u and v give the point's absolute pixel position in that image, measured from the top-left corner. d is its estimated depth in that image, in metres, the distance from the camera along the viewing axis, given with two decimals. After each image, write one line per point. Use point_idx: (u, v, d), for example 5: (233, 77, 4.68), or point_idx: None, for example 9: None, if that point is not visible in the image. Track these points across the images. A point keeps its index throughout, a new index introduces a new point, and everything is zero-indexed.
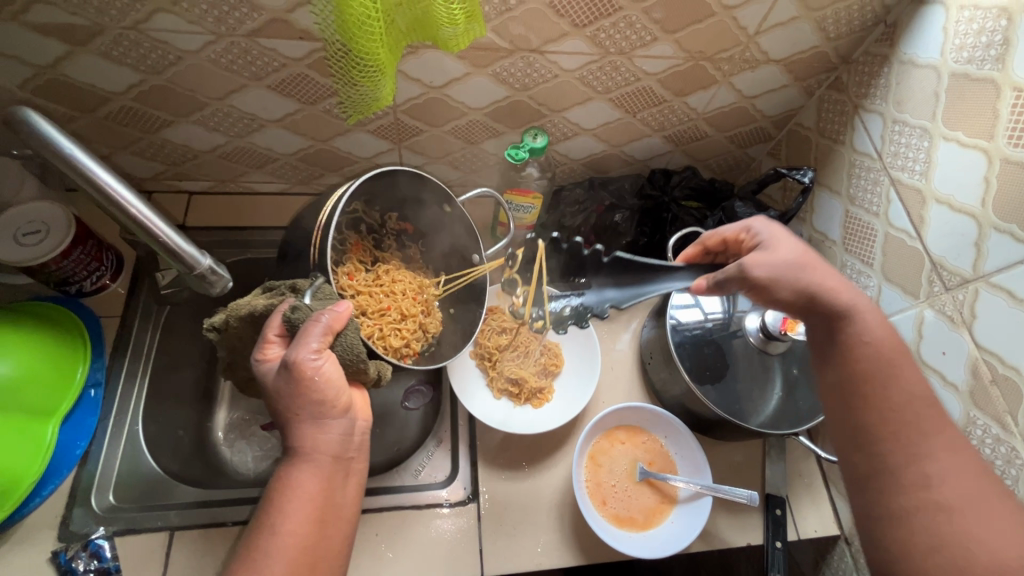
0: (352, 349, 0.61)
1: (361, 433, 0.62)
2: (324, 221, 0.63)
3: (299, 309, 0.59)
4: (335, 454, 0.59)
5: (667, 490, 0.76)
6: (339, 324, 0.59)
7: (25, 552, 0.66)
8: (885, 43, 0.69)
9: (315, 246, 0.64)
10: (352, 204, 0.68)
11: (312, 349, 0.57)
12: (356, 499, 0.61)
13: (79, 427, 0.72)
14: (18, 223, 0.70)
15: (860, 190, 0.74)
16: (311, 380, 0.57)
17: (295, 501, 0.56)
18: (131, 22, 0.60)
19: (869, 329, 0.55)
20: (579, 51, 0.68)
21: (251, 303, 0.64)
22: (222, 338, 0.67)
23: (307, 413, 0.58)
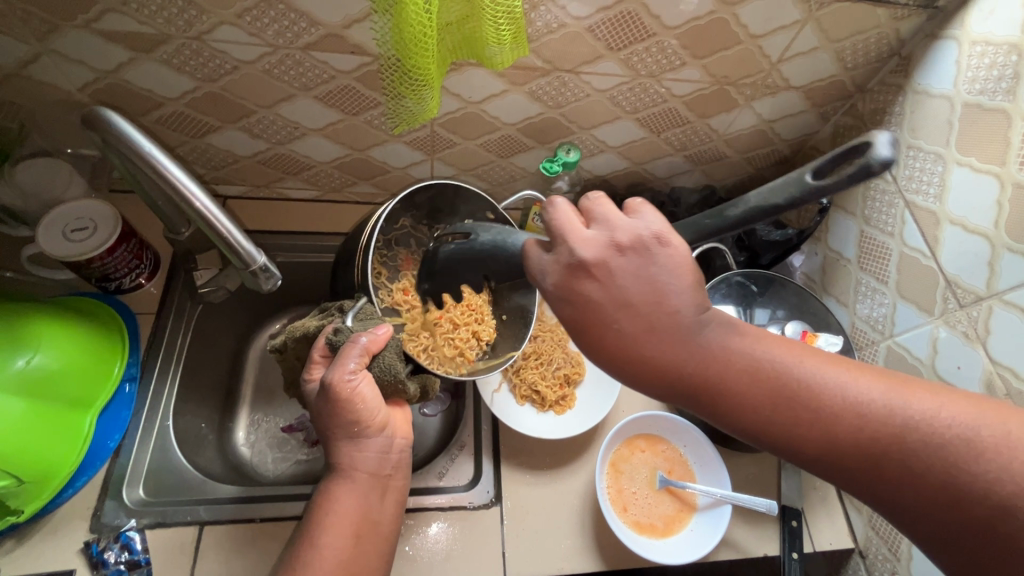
0: (390, 370, 0.61)
1: (399, 450, 0.65)
2: (364, 241, 0.64)
3: (341, 332, 0.62)
4: (372, 471, 0.62)
5: (686, 498, 0.78)
6: (377, 346, 0.60)
7: (57, 541, 0.67)
8: (900, 74, 0.73)
9: (358, 265, 0.64)
10: (400, 219, 0.70)
11: (350, 369, 0.59)
12: (396, 515, 0.63)
13: (113, 421, 0.74)
14: (66, 218, 0.72)
15: (875, 212, 0.77)
16: (348, 400, 0.60)
17: (333, 512, 0.59)
18: (195, 33, 0.63)
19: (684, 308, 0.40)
20: (611, 73, 0.72)
21: (304, 324, 0.67)
22: (283, 358, 0.71)
23: (343, 433, 0.61)
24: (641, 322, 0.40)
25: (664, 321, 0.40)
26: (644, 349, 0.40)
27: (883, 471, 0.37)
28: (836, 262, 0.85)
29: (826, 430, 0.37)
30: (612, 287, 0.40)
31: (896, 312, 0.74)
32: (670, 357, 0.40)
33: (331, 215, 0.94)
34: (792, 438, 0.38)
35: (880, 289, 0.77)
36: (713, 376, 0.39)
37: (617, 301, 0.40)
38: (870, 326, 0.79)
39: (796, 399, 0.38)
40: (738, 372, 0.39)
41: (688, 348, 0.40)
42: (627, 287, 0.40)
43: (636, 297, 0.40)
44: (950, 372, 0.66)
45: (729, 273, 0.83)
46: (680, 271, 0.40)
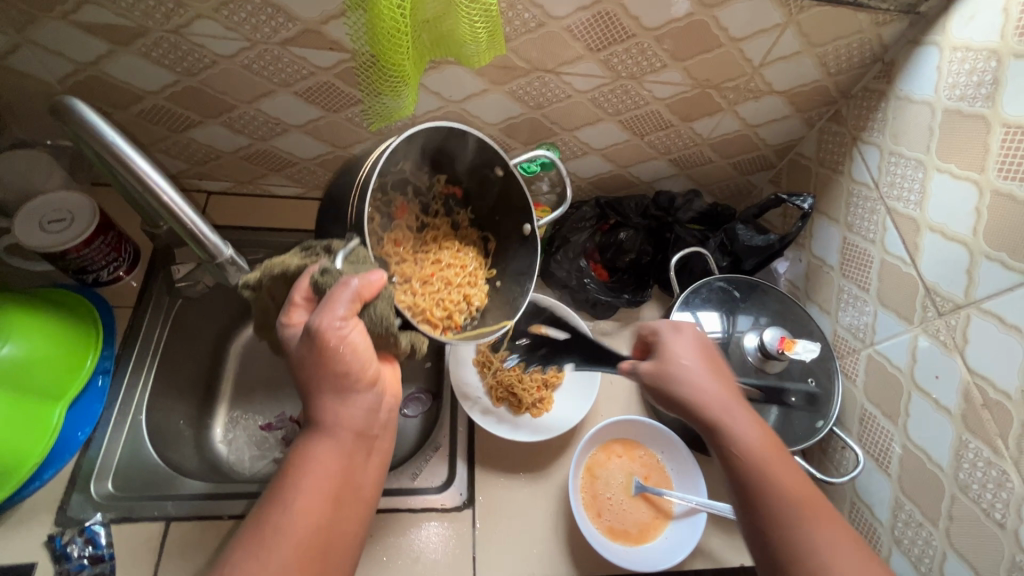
0: (382, 321, 0.58)
1: (387, 410, 0.60)
2: (364, 176, 0.60)
3: (328, 273, 0.56)
4: (358, 431, 0.57)
5: (662, 505, 0.77)
6: (370, 292, 0.56)
7: (21, 533, 0.66)
8: (882, 80, 0.72)
9: (353, 202, 0.60)
10: (402, 163, 0.66)
11: (340, 315, 0.54)
12: (377, 481, 0.59)
13: (83, 414, 0.73)
14: (43, 210, 0.72)
15: (857, 218, 0.76)
16: (336, 348, 0.54)
17: (312, 476, 0.54)
18: (173, 26, 0.63)
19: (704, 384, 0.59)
20: (592, 74, 0.72)
21: (284, 261, 0.62)
22: (255, 298, 0.65)
23: (328, 385, 0.55)
24: (688, 375, 0.59)
25: (698, 383, 0.59)
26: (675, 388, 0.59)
27: (778, 546, 0.52)
28: (819, 269, 0.84)
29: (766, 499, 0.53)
30: (701, 347, 0.62)
31: (877, 320, 0.73)
32: (687, 404, 0.58)
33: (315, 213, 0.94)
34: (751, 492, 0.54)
35: (862, 297, 0.76)
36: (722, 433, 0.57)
37: (701, 354, 0.61)
38: (852, 334, 0.77)
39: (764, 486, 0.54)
40: (738, 444, 0.56)
41: (711, 407, 0.57)
42: (695, 352, 0.61)
43: (690, 359, 0.60)
44: (929, 381, 0.65)
45: (711, 277, 0.81)
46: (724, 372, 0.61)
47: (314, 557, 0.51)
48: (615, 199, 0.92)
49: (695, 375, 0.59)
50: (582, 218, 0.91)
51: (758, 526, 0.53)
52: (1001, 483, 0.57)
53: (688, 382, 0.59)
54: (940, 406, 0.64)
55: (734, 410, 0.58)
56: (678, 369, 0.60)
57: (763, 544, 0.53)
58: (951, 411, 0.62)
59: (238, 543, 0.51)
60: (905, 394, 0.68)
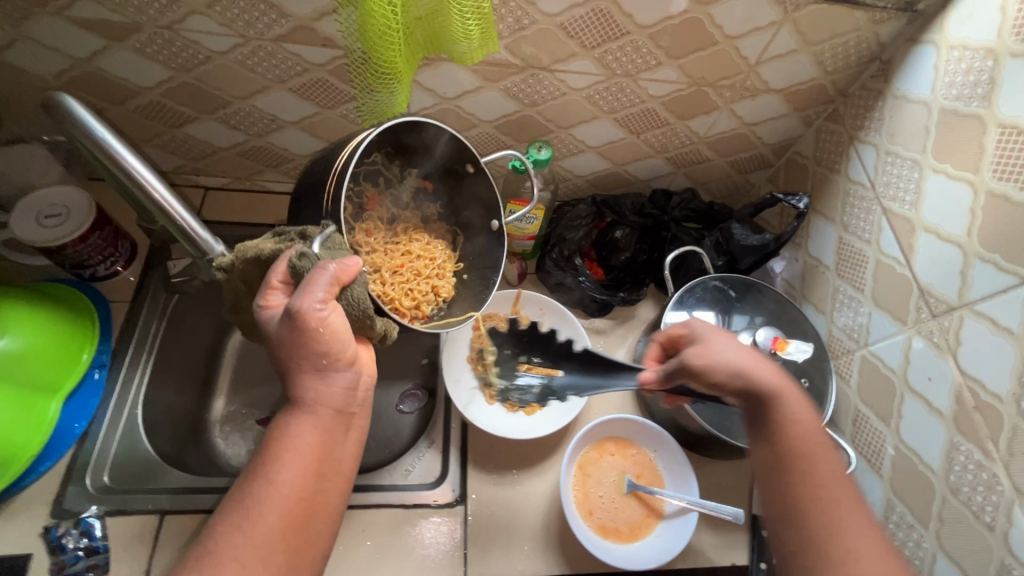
0: (360, 304, 0.58)
1: (365, 388, 0.60)
2: (340, 164, 0.60)
3: (306, 257, 0.55)
4: (337, 407, 0.57)
5: (654, 504, 0.77)
6: (347, 276, 0.56)
7: (17, 525, 0.67)
8: (880, 79, 0.72)
9: (329, 190, 0.60)
10: (372, 155, 0.67)
11: (319, 298, 0.53)
12: (355, 454, 0.59)
13: (80, 408, 0.74)
14: (40, 205, 0.73)
15: (853, 218, 0.76)
16: (316, 332, 0.54)
17: (291, 450, 0.54)
18: (166, 22, 0.64)
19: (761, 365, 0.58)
20: (586, 71, 0.72)
21: (257, 246, 0.59)
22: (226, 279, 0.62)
23: (310, 364, 0.56)
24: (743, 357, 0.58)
25: (753, 365, 0.58)
26: (729, 369, 0.58)
27: (811, 525, 0.51)
28: (816, 269, 0.83)
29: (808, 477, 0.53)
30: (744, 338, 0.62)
31: (872, 321, 0.73)
32: (742, 382, 0.57)
33: None
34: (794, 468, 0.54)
35: (857, 298, 0.75)
36: (774, 412, 0.56)
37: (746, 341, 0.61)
38: (846, 335, 0.77)
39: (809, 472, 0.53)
40: (790, 422, 0.55)
41: (765, 389, 0.57)
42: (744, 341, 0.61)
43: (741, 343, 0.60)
44: (922, 383, 0.65)
45: (707, 277, 0.80)
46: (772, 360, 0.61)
47: (295, 525, 0.52)
48: (611, 197, 0.91)
49: (750, 356, 0.58)
50: (577, 216, 0.90)
51: (797, 512, 0.52)
52: (990, 486, 0.57)
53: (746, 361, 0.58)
54: (932, 408, 0.63)
55: (786, 395, 0.57)
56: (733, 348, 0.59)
57: (793, 525, 0.52)
58: (943, 413, 0.62)
59: (220, 516, 0.51)
60: (898, 395, 0.68)
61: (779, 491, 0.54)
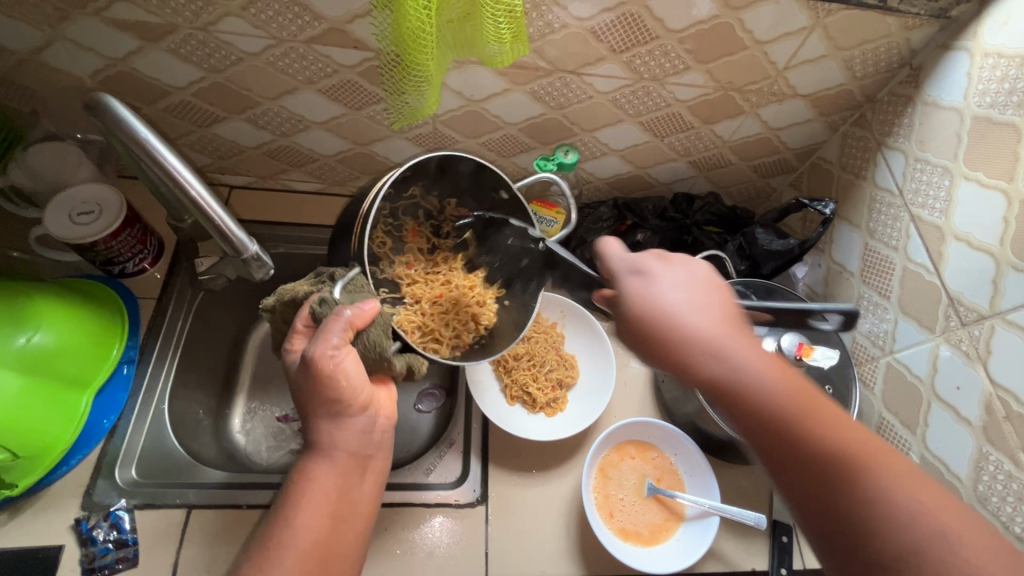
0: (375, 346, 0.61)
1: (382, 430, 0.62)
2: (364, 210, 0.63)
3: (326, 303, 0.59)
4: (352, 450, 0.59)
5: (674, 507, 0.77)
6: (361, 321, 0.58)
7: (49, 517, 0.68)
8: (909, 85, 0.71)
9: (354, 236, 0.64)
10: (410, 187, 0.68)
11: (334, 343, 0.56)
12: (374, 498, 0.60)
13: (109, 403, 0.75)
14: (73, 202, 0.74)
15: (879, 225, 0.76)
16: (331, 375, 0.56)
17: (309, 496, 0.55)
18: (201, 23, 0.64)
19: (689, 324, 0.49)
20: (614, 75, 0.72)
21: (294, 288, 0.66)
22: (273, 321, 0.69)
23: (323, 411, 0.58)
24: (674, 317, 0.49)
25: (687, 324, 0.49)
26: (662, 331, 0.49)
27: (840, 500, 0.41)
28: (839, 275, 0.83)
29: (827, 474, 0.42)
30: (673, 280, 0.52)
31: (898, 328, 0.72)
32: (677, 345, 0.49)
33: (334, 209, 0.95)
34: (797, 468, 0.43)
35: (882, 304, 0.75)
36: (736, 383, 0.46)
37: (673, 287, 0.51)
38: (871, 341, 0.77)
39: (801, 450, 0.43)
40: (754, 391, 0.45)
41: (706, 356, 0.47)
42: (677, 289, 0.51)
43: (670, 296, 0.51)
44: (950, 392, 0.64)
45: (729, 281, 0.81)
46: (712, 307, 0.50)
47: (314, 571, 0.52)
48: (633, 200, 0.91)
49: (673, 318, 0.49)
50: (599, 219, 0.90)
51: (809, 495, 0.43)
52: (1022, 496, 0.57)
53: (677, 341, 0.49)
54: (960, 418, 0.63)
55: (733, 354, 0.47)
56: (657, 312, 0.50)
57: (812, 511, 0.43)
58: (972, 423, 0.62)
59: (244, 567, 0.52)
60: (924, 403, 0.68)
61: (782, 473, 0.44)
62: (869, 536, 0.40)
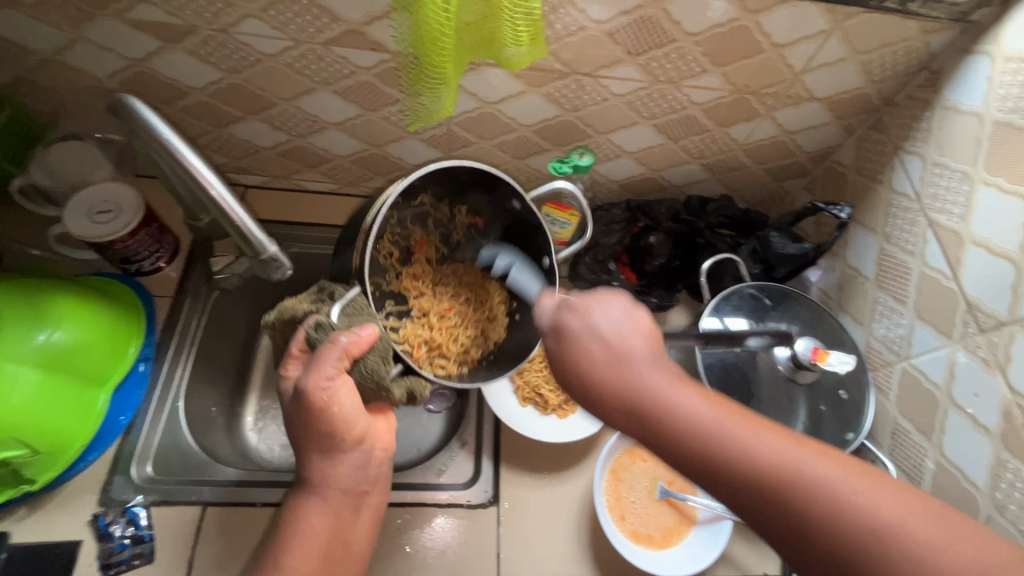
0: (373, 374, 0.60)
1: (377, 464, 0.63)
2: (369, 222, 0.62)
3: (321, 328, 0.59)
4: (346, 489, 0.61)
5: (686, 510, 0.77)
6: (357, 349, 0.57)
7: (67, 513, 0.69)
8: (928, 89, 0.71)
9: (358, 248, 0.63)
10: (419, 195, 0.69)
11: (327, 374, 0.56)
12: (368, 534, 0.62)
13: (125, 400, 0.76)
14: (92, 201, 0.75)
15: (896, 229, 0.75)
16: (324, 406, 0.57)
17: (301, 537, 0.58)
18: (221, 25, 0.65)
19: (608, 369, 0.47)
20: (630, 78, 0.72)
21: (293, 306, 0.63)
22: (274, 335, 0.68)
23: (318, 448, 0.59)
24: (591, 368, 0.47)
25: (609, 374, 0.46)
26: (585, 384, 0.47)
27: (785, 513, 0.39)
28: (854, 279, 0.82)
29: (764, 492, 0.40)
30: (590, 322, 0.49)
31: (914, 333, 0.72)
32: (602, 395, 0.46)
33: (347, 209, 0.95)
34: (731, 495, 0.41)
35: (898, 309, 0.74)
36: (659, 422, 0.44)
37: (593, 333, 0.48)
38: (886, 346, 0.76)
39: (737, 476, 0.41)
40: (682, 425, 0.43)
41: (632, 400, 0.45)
42: (592, 341, 0.48)
43: (591, 343, 0.48)
44: (967, 399, 0.64)
45: (742, 285, 0.80)
46: (632, 344, 0.47)
47: None
48: (646, 202, 0.92)
49: (594, 366, 0.47)
50: (611, 221, 0.91)
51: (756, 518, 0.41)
52: None
53: (605, 379, 0.46)
54: (978, 425, 0.63)
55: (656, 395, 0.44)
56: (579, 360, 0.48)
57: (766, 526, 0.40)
58: (990, 430, 0.61)
59: None
60: (941, 410, 0.67)
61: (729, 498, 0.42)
62: (822, 543, 0.38)
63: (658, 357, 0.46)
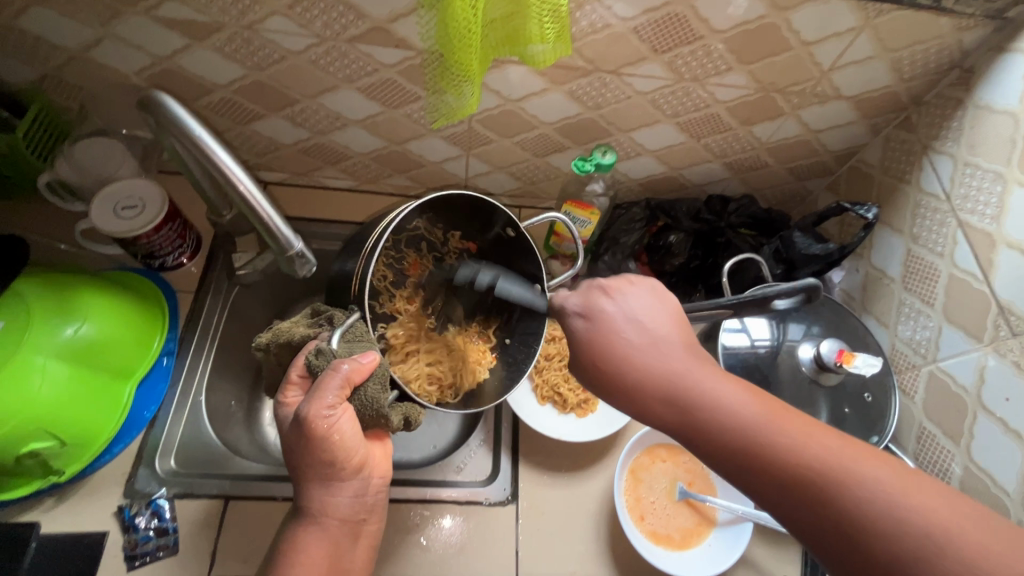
0: (372, 404, 0.58)
1: (375, 491, 0.62)
2: (366, 254, 0.62)
3: (321, 356, 0.57)
4: (344, 517, 0.60)
5: (706, 512, 0.76)
6: (359, 377, 0.56)
7: (92, 504, 0.70)
8: (959, 87, 0.69)
9: (354, 279, 0.63)
10: (413, 220, 0.70)
11: (328, 403, 0.55)
12: (365, 563, 0.62)
13: (150, 393, 0.77)
14: (117, 196, 0.76)
15: (924, 230, 0.74)
16: (324, 436, 0.55)
17: (298, 568, 0.56)
18: (247, 22, 0.65)
19: (640, 348, 0.48)
20: (654, 75, 0.71)
21: (291, 329, 0.64)
22: (266, 357, 0.67)
23: (316, 477, 0.58)
24: (624, 347, 0.48)
25: (642, 353, 0.47)
26: (617, 361, 0.48)
27: (821, 499, 0.38)
28: (879, 280, 0.81)
29: (798, 474, 0.39)
30: (622, 304, 0.50)
31: (942, 336, 0.71)
32: (635, 373, 0.47)
33: (366, 205, 0.96)
34: (764, 479, 0.40)
35: (925, 312, 0.73)
36: (690, 403, 0.44)
37: (625, 314, 0.49)
38: (912, 349, 0.75)
39: (770, 458, 0.40)
40: (713, 406, 0.43)
41: (663, 380, 0.46)
42: (626, 321, 0.49)
43: (625, 321, 0.49)
44: (997, 403, 0.63)
45: (766, 285, 0.79)
46: (663, 326, 0.49)
47: None
48: (666, 201, 0.90)
49: (627, 343, 0.48)
50: (631, 220, 0.89)
51: (789, 505, 0.39)
52: None
53: (628, 364, 0.47)
54: (1008, 429, 0.62)
55: (688, 376, 0.45)
56: (611, 338, 0.49)
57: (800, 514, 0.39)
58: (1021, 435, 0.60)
59: None
60: (969, 414, 0.66)
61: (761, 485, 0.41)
62: (859, 528, 0.37)
63: (687, 344, 0.48)
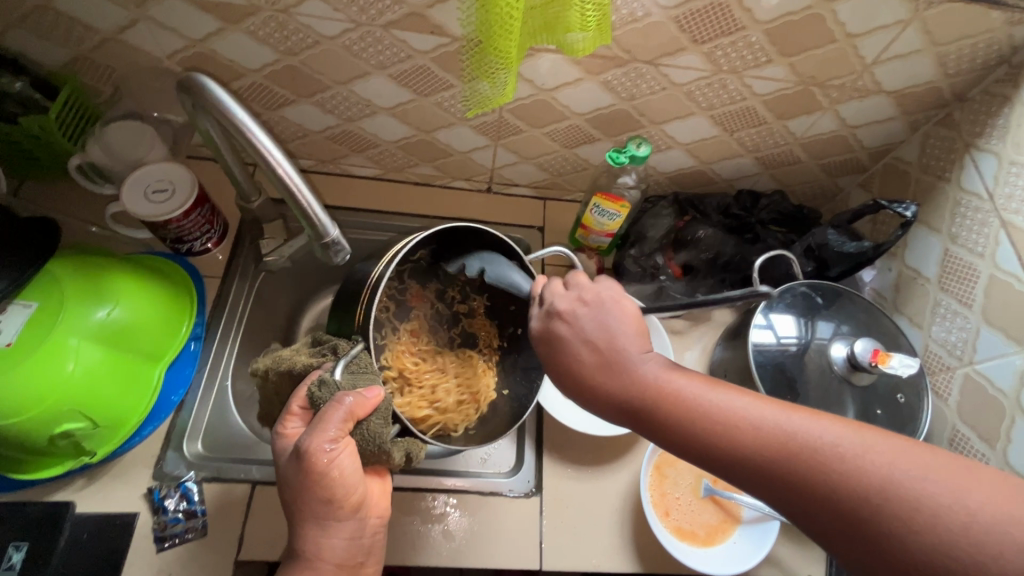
0: (374, 439, 0.58)
1: (372, 532, 0.61)
2: (375, 278, 0.60)
3: (324, 387, 0.57)
4: (339, 562, 0.57)
5: (731, 509, 0.76)
6: (362, 411, 0.56)
7: (122, 485, 0.71)
8: (1007, 84, 0.68)
9: (361, 306, 0.61)
10: (417, 251, 0.69)
11: (330, 437, 0.54)
12: None
13: (178, 378, 0.77)
14: (147, 180, 0.76)
15: (964, 230, 0.73)
16: (323, 471, 0.54)
17: None
18: (282, 6, 0.65)
19: (609, 362, 0.51)
20: (692, 66, 0.70)
21: (292, 358, 0.65)
22: (263, 384, 0.70)
23: (313, 515, 0.56)
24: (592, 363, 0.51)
25: (611, 367, 0.51)
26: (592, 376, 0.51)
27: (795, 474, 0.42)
28: (913, 280, 0.80)
29: (771, 453, 0.43)
30: (578, 326, 0.53)
31: (980, 337, 0.70)
32: (609, 386, 0.50)
33: (391, 194, 0.95)
34: (742, 463, 0.44)
35: (962, 313, 0.72)
36: (660, 405, 0.48)
37: (582, 336, 0.53)
38: (947, 351, 0.74)
39: (742, 442, 0.44)
40: (685, 406, 0.47)
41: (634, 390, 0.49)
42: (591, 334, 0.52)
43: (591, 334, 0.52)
44: None
45: (793, 282, 0.79)
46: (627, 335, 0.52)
47: None
48: (695, 196, 0.90)
49: (595, 359, 0.51)
50: (658, 213, 0.90)
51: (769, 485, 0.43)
52: None
53: (594, 373, 0.51)
54: None
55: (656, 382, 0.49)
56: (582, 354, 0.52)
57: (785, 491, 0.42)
58: None
59: None
60: (1007, 417, 0.66)
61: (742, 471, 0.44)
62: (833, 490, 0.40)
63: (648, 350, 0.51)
